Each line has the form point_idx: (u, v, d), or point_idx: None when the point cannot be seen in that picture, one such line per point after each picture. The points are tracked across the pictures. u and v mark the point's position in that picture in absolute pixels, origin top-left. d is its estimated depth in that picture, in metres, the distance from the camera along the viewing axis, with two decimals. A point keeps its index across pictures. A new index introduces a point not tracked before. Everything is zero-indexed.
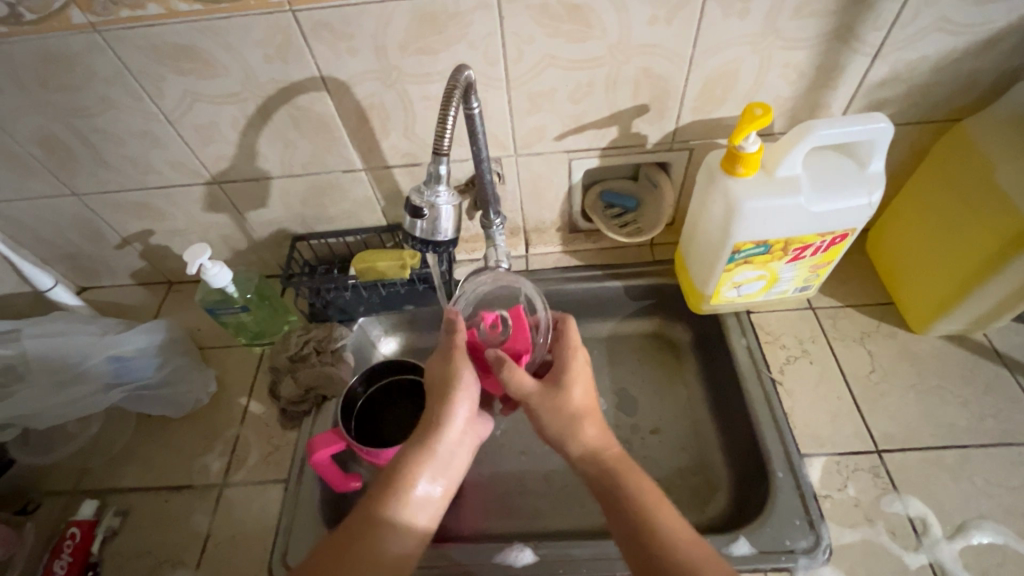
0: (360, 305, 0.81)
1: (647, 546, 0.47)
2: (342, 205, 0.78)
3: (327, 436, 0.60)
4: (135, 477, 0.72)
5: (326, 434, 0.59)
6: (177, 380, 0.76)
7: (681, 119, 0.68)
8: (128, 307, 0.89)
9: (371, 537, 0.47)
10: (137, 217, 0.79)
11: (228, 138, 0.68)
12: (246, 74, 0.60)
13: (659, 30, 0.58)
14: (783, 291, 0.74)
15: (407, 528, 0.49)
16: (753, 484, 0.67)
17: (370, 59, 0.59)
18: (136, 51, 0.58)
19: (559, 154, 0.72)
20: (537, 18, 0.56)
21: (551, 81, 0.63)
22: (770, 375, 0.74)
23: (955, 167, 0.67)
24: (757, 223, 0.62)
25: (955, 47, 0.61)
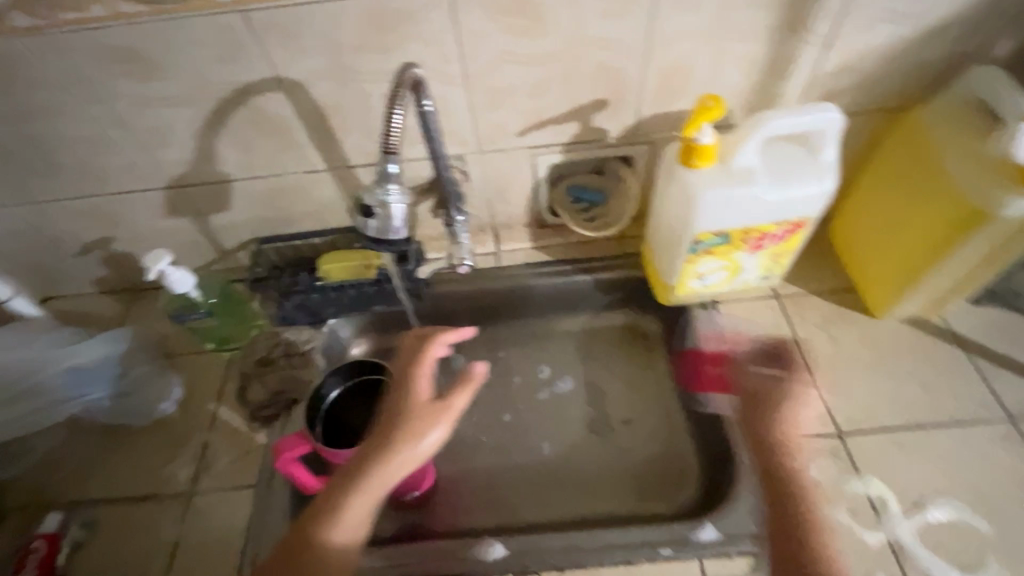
0: (329, 306, 0.80)
1: (789, 517, 0.62)
2: (306, 206, 0.78)
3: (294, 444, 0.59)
4: (100, 487, 0.71)
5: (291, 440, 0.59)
6: (136, 391, 0.74)
7: (639, 114, 0.68)
8: (92, 316, 0.87)
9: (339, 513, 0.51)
10: (96, 223, 0.78)
11: (185, 142, 0.67)
12: (199, 76, 0.60)
13: (612, 25, 0.59)
14: (746, 281, 0.75)
15: (341, 538, 0.51)
16: (721, 470, 0.69)
17: (325, 59, 0.59)
18: (82, 55, 0.57)
19: (522, 150, 0.72)
20: (490, 15, 0.57)
21: (509, 78, 0.63)
22: (736, 363, 0.75)
23: (906, 155, 0.68)
24: (715, 214, 0.63)
25: (900, 37, 0.62)
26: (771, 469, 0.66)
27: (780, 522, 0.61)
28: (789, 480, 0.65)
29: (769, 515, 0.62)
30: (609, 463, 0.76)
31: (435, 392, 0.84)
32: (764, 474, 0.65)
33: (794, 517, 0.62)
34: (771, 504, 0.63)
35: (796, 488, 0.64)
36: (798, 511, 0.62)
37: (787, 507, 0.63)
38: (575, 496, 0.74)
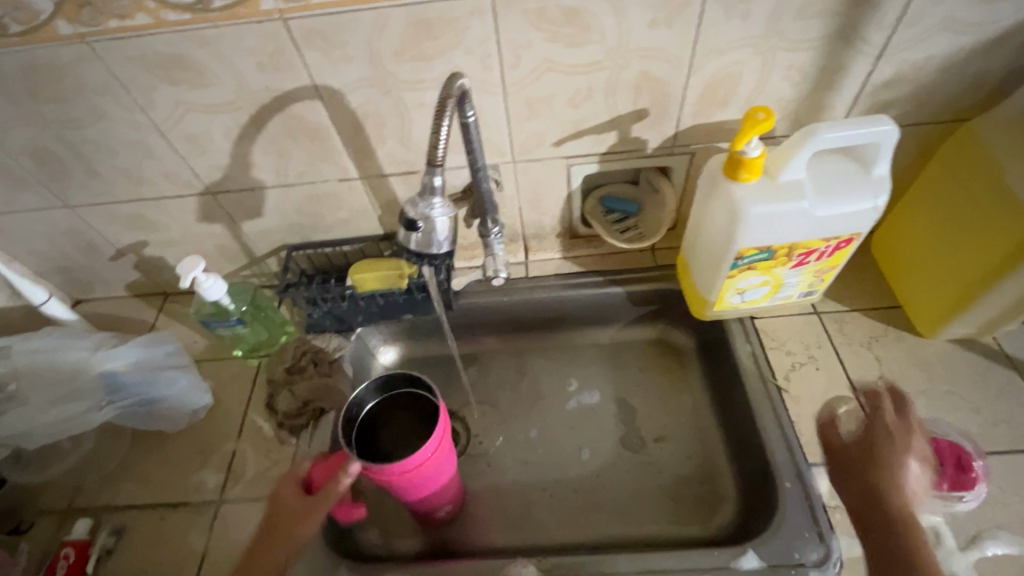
0: (358, 315, 0.80)
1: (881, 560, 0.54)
2: (338, 214, 0.77)
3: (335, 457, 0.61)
4: (130, 493, 0.71)
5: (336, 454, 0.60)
6: (169, 394, 0.73)
7: (681, 124, 0.67)
8: (124, 319, 0.88)
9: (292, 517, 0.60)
10: (131, 228, 0.78)
11: (221, 149, 0.67)
12: (238, 84, 0.59)
13: (658, 34, 0.57)
14: (788, 297, 0.73)
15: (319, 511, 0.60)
16: (763, 494, 0.66)
17: (364, 67, 0.58)
18: (124, 62, 0.57)
19: (559, 160, 0.71)
20: (533, 23, 0.55)
21: (549, 87, 0.61)
22: (776, 382, 0.72)
23: (962, 168, 0.65)
24: (760, 228, 0.61)
25: (961, 46, 0.59)
26: (862, 489, 0.58)
27: (881, 557, 0.54)
28: (887, 498, 0.56)
29: (871, 558, 0.55)
30: (641, 482, 0.74)
31: (463, 404, 0.83)
32: (859, 510, 0.58)
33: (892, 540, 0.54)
34: (872, 536, 0.56)
35: (882, 512, 0.56)
36: (891, 530, 0.55)
37: (875, 539, 0.55)
38: (607, 516, 0.72)
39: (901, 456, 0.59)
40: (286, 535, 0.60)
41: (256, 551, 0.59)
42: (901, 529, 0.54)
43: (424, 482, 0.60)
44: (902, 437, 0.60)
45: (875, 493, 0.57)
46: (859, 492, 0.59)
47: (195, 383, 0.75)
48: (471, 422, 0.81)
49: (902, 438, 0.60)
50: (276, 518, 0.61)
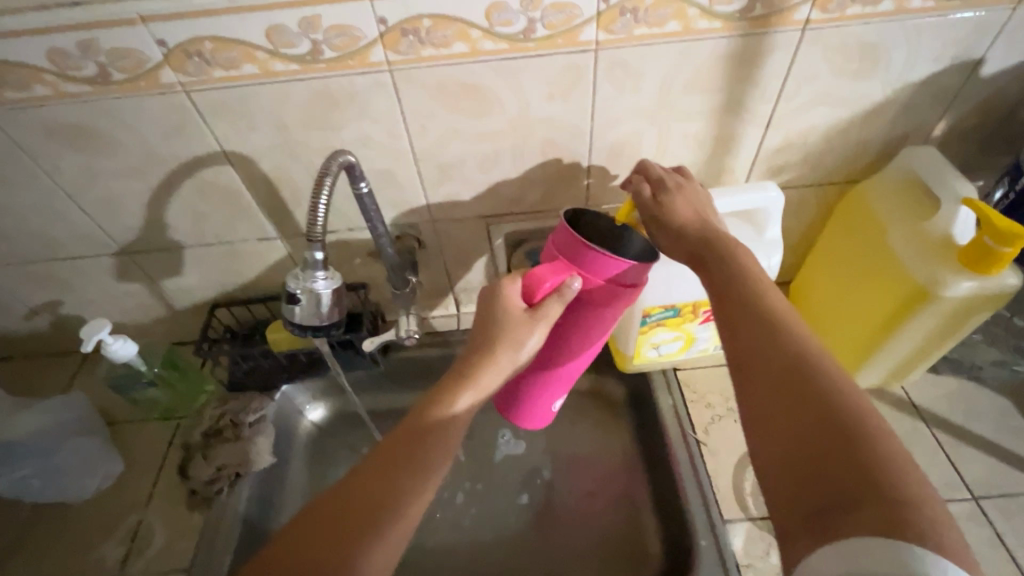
0: (282, 372, 0.81)
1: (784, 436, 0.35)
2: (260, 272, 0.77)
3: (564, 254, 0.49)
4: (22, 571, 0.66)
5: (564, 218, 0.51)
6: (70, 466, 0.71)
7: (591, 186, 0.69)
8: (37, 380, 0.84)
9: (434, 429, 0.44)
10: (44, 287, 0.76)
11: (134, 211, 0.66)
12: (145, 150, 0.60)
13: (556, 105, 0.60)
14: (704, 350, 0.74)
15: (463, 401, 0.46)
16: (682, 552, 0.66)
17: (273, 134, 0.59)
18: (27, 130, 0.57)
19: (476, 219, 0.72)
20: (434, 95, 0.57)
21: (457, 152, 0.63)
22: (695, 435, 0.73)
23: (856, 228, 0.69)
24: (661, 287, 0.63)
25: (840, 117, 0.64)
26: (741, 293, 0.43)
27: (792, 400, 0.35)
28: (756, 288, 0.43)
29: (770, 412, 0.36)
30: (566, 540, 0.74)
31: None
32: (755, 344, 0.40)
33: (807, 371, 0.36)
34: (783, 382, 0.37)
35: (787, 350, 0.38)
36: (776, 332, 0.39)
37: (752, 385, 0.38)
38: None
39: (749, 259, 0.46)
40: (416, 460, 0.42)
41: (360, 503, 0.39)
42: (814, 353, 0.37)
43: (595, 323, 0.53)
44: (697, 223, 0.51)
45: (780, 334, 0.39)
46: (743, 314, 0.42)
47: (100, 450, 0.73)
48: None
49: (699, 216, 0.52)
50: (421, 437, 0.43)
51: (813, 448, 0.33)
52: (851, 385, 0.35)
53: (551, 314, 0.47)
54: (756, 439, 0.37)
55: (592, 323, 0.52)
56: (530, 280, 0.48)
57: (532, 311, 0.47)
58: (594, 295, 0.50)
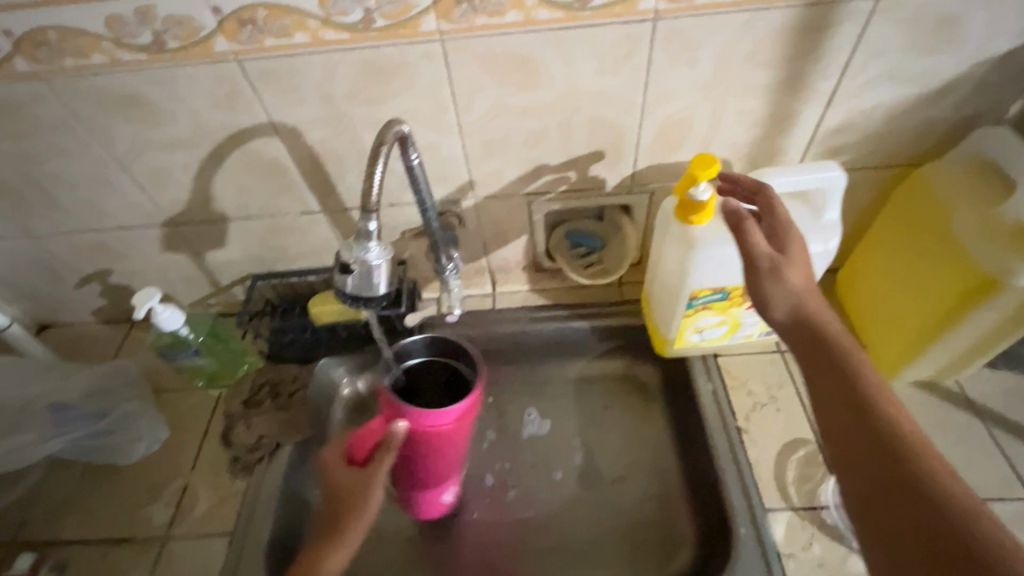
0: (320, 346, 0.81)
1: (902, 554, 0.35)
2: (301, 246, 0.77)
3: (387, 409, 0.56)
4: (76, 527, 0.69)
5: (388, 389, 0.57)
6: (122, 428, 0.73)
7: (638, 164, 0.67)
8: (86, 347, 0.87)
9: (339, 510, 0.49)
10: (94, 257, 0.78)
11: (181, 182, 0.67)
12: (195, 120, 0.60)
13: (607, 80, 0.58)
14: (748, 335, 0.72)
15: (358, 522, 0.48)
16: (720, 539, 0.65)
17: (320, 106, 0.59)
18: (83, 99, 0.58)
19: (518, 198, 0.71)
20: (484, 67, 0.56)
21: (504, 128, 0.62)
22: (736, 423, 0.72)
23: (916, 213, 0.66)
24: (711, 270, 0.61)
25: (907, 96, 0.61)
26: (844, 379, 0.42)
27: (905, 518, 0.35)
28: (861, 374, 0.42)
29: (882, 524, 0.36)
30: (600, 522, 0.74)
31: None
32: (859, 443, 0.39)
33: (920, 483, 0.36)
34: (895, 496, 0.37)
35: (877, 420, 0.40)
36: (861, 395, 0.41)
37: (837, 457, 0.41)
38: (565, 559, 0.71)
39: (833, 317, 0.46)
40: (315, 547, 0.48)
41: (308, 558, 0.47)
42: (900, 425, 0.39)
43: (438, 448, 0.59)
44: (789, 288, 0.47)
45: (887, 434, 0.39)
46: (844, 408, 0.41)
47: (148, 415, 0.76)
48: None
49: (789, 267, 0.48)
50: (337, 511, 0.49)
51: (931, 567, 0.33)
52: (936, 458, 0.37)
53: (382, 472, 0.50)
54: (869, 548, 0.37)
55: (429, 446, 0.58)
56: (355, 440, 0.52)
57: (354, 472, 0.50)
58: (433, 434, 0.56)
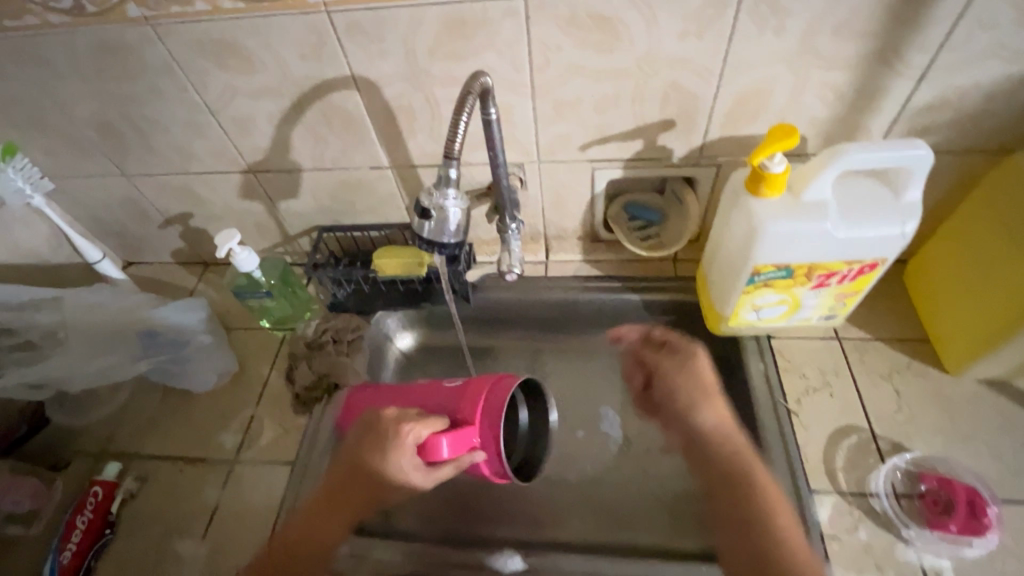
0: (378, 299, 0.86)
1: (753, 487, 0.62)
2: (368, 201, 0.81)
3: (474, 431, 0.58)
4: (155, 445, 0.76)
5: (497, 397, 0.59)
6: (198, 358, 0.78)
7: (708, 135, 0.66)
8: (166, 284, 0.94)
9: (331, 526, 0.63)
10: (179, 199, 0.84)
11: (264, 131, 0.71)
12: (282, 71, 0.63)
13: (688, 45, 0.57)
14: (806, 318, 0.71)
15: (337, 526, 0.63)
16: None
17: (400, 61, 0.61)
18: (183, 45, 0.61)
19: (583, 163, 0.71)
20: (564, 27, 0.56)
21: (576, 91, 0.62)
22: (786, 405, 0.71)
23: (1009, 203, 0.62)
24: (780, 246, 0.60)
25: (1009, 74, 0.57)
26: (751, 545, 0.58)
27: None
28: (767, 550, 0.57)
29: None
30: (639, 491, 0.75)
31: None
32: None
33: (749, 510, 0.61)
34: None
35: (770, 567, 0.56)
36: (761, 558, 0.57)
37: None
38: (602, 521, 0.73)
39: (766, 476, 0.62)
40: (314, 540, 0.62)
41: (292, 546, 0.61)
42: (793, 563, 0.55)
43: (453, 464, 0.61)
44: (703, 446, 0.68)
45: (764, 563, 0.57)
46: (749, 557, 0.58)
47: (222, 349, 0.79)
48: None
49: (689, 404, 0.71)
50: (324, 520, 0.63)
51: (736, 511, 0.62)
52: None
53: (441, 474, 0.58)
54: (716, 496, 0.65)
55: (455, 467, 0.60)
56: (428, 445, 0.56)
57: (416, 471, 0.57)
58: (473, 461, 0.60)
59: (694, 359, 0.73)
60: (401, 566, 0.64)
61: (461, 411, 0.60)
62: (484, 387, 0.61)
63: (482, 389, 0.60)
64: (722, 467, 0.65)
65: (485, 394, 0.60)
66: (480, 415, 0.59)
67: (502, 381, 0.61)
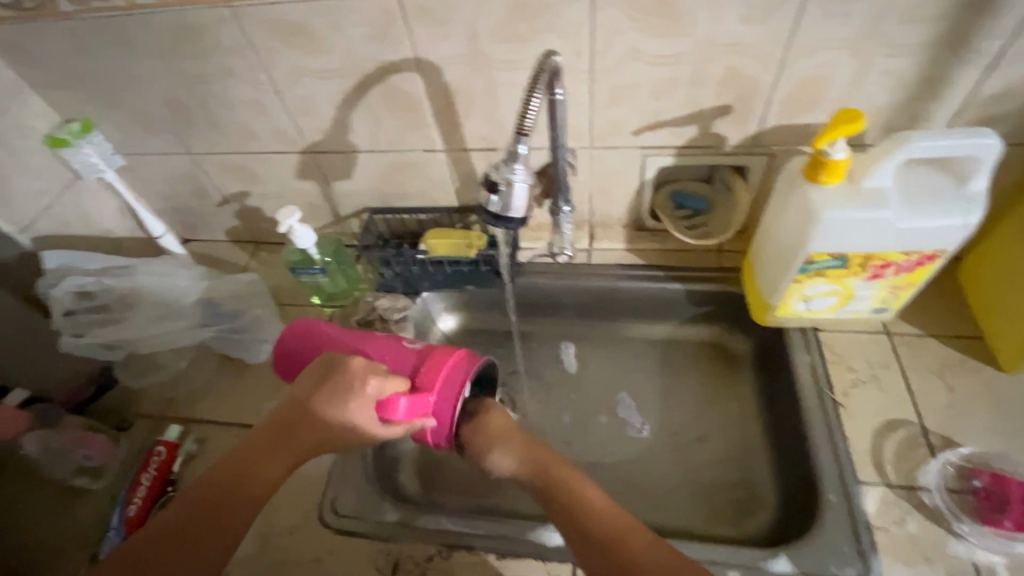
0: (424, 280, 0.88)
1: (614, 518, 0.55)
2: (418, 183, 0.83)
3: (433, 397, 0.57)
4: (211, 410, 0.79)
5: (458, 372, 0.59)
6: (253, 329, 0.80)
7: (764, 122, 0.66)
8: (221, 260, 0.98)
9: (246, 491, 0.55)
10: (237, 178, 0.87)
11: (325, 111, 0.73)
12: (348, 51, 0.65)
13: (751, 30, 0.57)
14: (856, 310, 0.71)
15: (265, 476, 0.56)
16: (804, 505, 0.66)
17: (463, 43, 0.62)
18: (256, 25, 0.64)
19: (634, 149, 0.72)
20: (627, 11, 0.57)
21: (634, 75, 0.63)
22: (833, 396, 0.70)
23: None
24: (838, 234, 0.59)
25: None
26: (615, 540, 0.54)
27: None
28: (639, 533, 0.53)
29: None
30: (679, 477, 0.76)
31: (510, 377, 0.87)
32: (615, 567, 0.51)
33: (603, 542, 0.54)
34: None
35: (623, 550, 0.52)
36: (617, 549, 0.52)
37: None
38: (641, 504, 0.74)
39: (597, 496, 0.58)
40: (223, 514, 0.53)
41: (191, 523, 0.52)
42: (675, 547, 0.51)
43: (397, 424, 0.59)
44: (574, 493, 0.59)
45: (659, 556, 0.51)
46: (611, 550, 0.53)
47: (275, 322, 0.82)
48: (519, 396, 0.85)
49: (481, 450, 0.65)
50: (231, 496, 0.54)
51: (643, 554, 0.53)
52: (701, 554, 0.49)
53: (392, 431, 0.57)
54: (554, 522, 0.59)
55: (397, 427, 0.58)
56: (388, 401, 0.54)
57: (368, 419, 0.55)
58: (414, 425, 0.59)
59: (487, 413, 0.67)
60: (444, 534, 0.64)
61: (423, 380, 0.59)
62: (448, 360, 0.59)
63: (447, 362, 0.59)
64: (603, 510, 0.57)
65: (449, 365, 0.59)
66: (442, 387, 0.58)
67: (462, 358, 0.60)
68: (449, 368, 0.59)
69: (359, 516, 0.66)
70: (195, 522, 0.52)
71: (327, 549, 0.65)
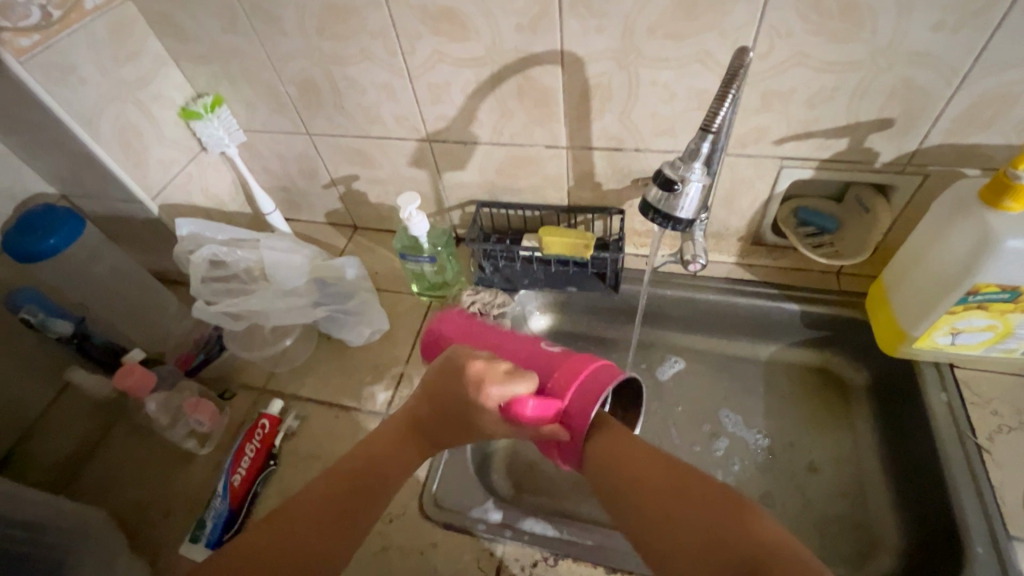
0: (525, 277, 0.86)
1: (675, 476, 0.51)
2: (532, 179, 0.81)
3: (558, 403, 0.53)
4: (312, 388, 0.80)
5: (597, 382, 0.53)
6: (360, 312, 0.81)
7: (926, 139, 0.62)
8: (320, 242, 1.00)
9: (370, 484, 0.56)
10: (350, 161, 0.88)
11: (454, 100, 0.73)
12: (494, 40, 0.64)
13: (938, 39, 0.53)
14: (1009, 348, 0.66)
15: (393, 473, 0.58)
16: (938, 554, 0.61)
17: (615, 38, 0.61)
18: (406, 9, 0.64)
19: (772, 159, 0.69)
20: (803, 12, 0.54)
21: (793, 81, 0.60)
22: (976, 439, 0.65)
23: None
24: (1016, 265, 0.55)
25: None
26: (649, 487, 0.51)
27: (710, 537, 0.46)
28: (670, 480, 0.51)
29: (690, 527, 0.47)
30: (788, 507, 0.72)
31: None
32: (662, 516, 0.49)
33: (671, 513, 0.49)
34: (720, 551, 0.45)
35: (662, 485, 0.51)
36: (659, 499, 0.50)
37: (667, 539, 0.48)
38: None
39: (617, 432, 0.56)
40: (359, 512, 0.55)
41: (316, 512, 0.54)
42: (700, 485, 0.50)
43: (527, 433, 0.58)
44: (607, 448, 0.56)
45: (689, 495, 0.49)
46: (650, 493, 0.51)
47: (377, 308, 0.82)
48: None
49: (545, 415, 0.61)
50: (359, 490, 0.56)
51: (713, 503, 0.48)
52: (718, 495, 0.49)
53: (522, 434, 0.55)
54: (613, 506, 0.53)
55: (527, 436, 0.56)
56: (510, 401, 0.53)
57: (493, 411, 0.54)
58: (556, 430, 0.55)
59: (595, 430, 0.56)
60: (551, 539, 0.63)
61: (554, 388, 0.55)
62: (583, 369, 0.54)
63: (584, 371, 0.54)
64: (655, 470, 0.52)
65: (583, 375, 0.54)
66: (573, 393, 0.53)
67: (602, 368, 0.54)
68: (581, 377, 0.54)
69: (460, 510, 0.66)
70: (350, 515, 0.55)
71: (430, 541, 0.64)
